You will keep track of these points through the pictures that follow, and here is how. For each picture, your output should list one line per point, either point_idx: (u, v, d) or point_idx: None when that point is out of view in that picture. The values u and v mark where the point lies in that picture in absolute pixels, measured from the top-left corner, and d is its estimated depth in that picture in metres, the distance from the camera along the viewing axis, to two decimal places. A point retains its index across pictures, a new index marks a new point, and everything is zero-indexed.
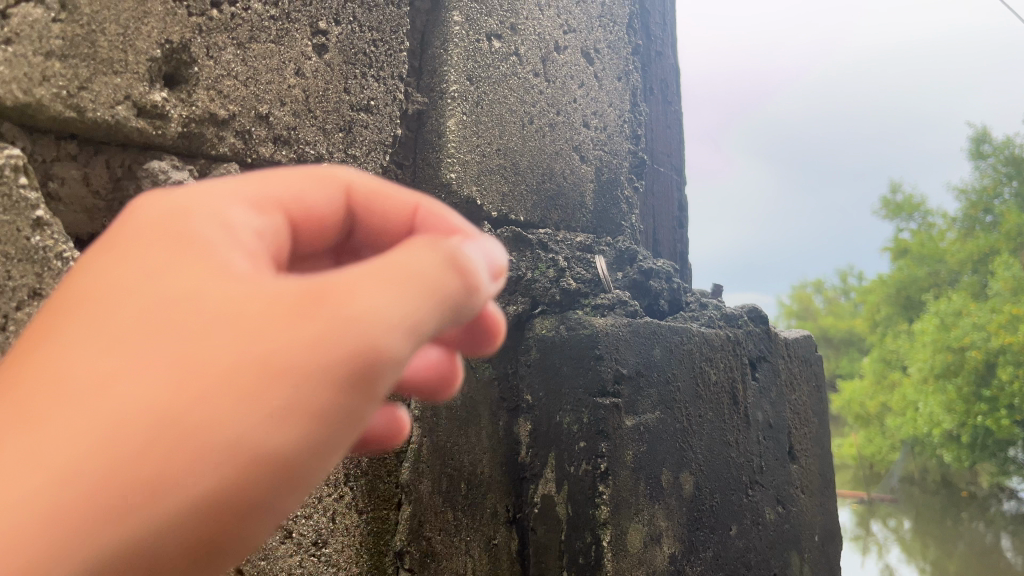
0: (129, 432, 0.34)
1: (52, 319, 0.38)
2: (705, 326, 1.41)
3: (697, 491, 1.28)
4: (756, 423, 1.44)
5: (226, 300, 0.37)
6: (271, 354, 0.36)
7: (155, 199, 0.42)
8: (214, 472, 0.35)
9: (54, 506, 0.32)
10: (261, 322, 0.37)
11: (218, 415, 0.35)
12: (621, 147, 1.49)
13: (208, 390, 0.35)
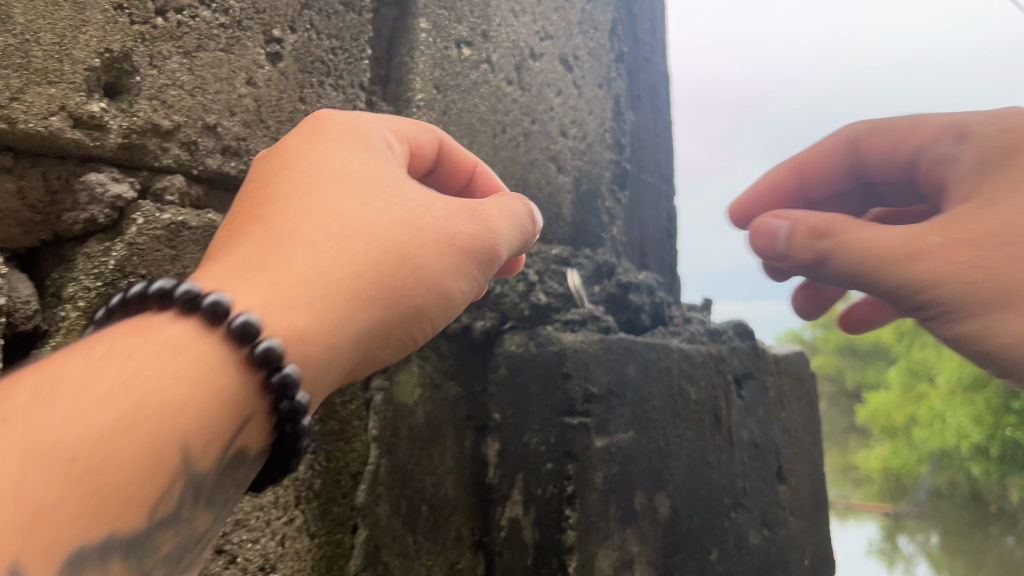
0: (377, 256, 0.68)
1: (290, 196, 0.71)
2: (685, 342, 1.36)
3: (674, 515, 1.24)
4: (740, 443, 1.39)
5: (416, 206, 0.75)
6: (405, 248, 0.71)
7: (353, 138, 0.81)
8: (395, 300, 0.70)
9: (320, 297, 0.63)
10: (437, 211, 0.76)
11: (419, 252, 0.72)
12: (601, 157, 1.45)
13: (397, 258, 0.70)
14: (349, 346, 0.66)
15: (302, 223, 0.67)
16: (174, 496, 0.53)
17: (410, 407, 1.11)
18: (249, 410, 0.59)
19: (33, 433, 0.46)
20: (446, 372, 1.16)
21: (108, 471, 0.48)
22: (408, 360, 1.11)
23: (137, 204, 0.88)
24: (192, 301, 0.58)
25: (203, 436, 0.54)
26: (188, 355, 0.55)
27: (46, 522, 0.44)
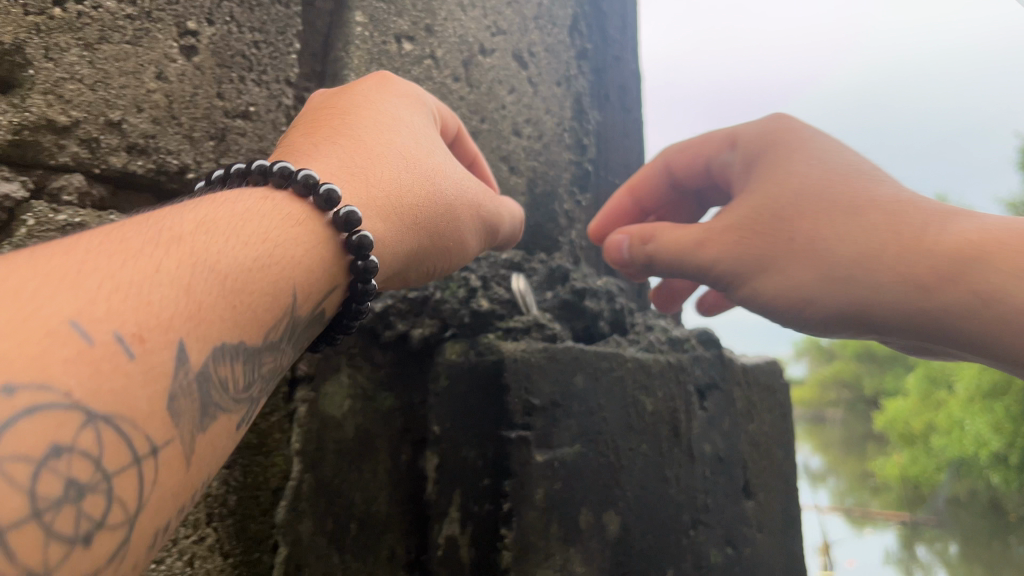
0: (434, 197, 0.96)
1: (390, 134, 0.94)
2: (641, 351, 1.30)
3: (624, 533, 1.17)
4: (702, 457, 1.33)
5: (456, 174, 1.03)
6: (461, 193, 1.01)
7: (414, 101, 1.03)
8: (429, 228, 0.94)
9: (391, 216, 0.87)
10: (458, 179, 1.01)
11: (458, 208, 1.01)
12: (559, 158, 1.40)
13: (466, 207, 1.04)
14: (408, 252, 0.92)
15: (391, 162, 0.91)
16: (277, 331, 0.68)
17: (339, 420, 1.06)
18: (330, 284, 0.77)
19: (197, 252, 0.61)
20: (379, 383, 1.11)
21: (248, 293, 0.64)
22: (337, 369, 1.06)
23: (28, 205, 0.83)
24: (309, 184, 0.76)
25: (305, 289, 0.72)
26: (289, 228, 0.72)
27: (207, 316, 0.59)
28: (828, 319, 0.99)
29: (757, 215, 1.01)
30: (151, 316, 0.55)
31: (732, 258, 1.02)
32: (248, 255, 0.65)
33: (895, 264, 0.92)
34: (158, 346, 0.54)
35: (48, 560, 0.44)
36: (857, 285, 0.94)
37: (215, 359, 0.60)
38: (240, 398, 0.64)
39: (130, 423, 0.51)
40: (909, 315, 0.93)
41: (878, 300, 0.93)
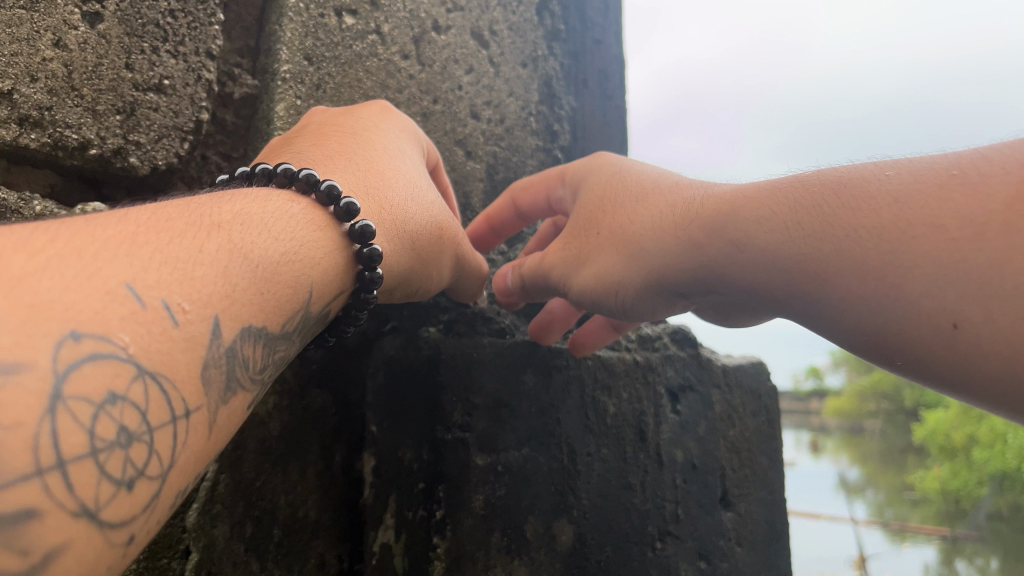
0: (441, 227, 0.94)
1: (397, 150, 0.93)
2: (605, 350, 1.22)
3: (580, 544, 1.08)
4: (672, 464, 1.23)
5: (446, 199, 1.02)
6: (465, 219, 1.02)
7: (415, 136, 1.00)
8: (446, 241, 0.95)
9: (402, 229, 0.86)
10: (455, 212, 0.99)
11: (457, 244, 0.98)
12: (522, 143, 1.32)
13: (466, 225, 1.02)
14: (400, 281, 0.89)
15: (398, 178, 0.89)
16: (293, 320, 0.68)
17: (263, 417, 0.96)
18: (333, 292, 0.76)
19: (235, 240, 0.61)
20: (310, 379, 1.02)
21: (274, 285, 0.64)
22: None
23: None
24: (331, 195, 0.76)
25: (319, 289, 0.72)
26: (304, 238, 0.71)
27: (239, 301, 0.59)
28: (641, 302, 0.96)
29: (574, 222, 1.02)
30: (196, 292, 0.55)
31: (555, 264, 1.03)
32: (277, 249, 0.66)
33: (671, 230, 0.90)
34: (196, 317, 0.54)
35: (99, 496, 0.44)
36: (647, 258, 0.92)
37: (241, 343, 0.59)
38: (257, 374, 0.62)
39: (171, 382, 0.51)
40: (698, 275, 0.89)
41: (663, 268, 0.91)
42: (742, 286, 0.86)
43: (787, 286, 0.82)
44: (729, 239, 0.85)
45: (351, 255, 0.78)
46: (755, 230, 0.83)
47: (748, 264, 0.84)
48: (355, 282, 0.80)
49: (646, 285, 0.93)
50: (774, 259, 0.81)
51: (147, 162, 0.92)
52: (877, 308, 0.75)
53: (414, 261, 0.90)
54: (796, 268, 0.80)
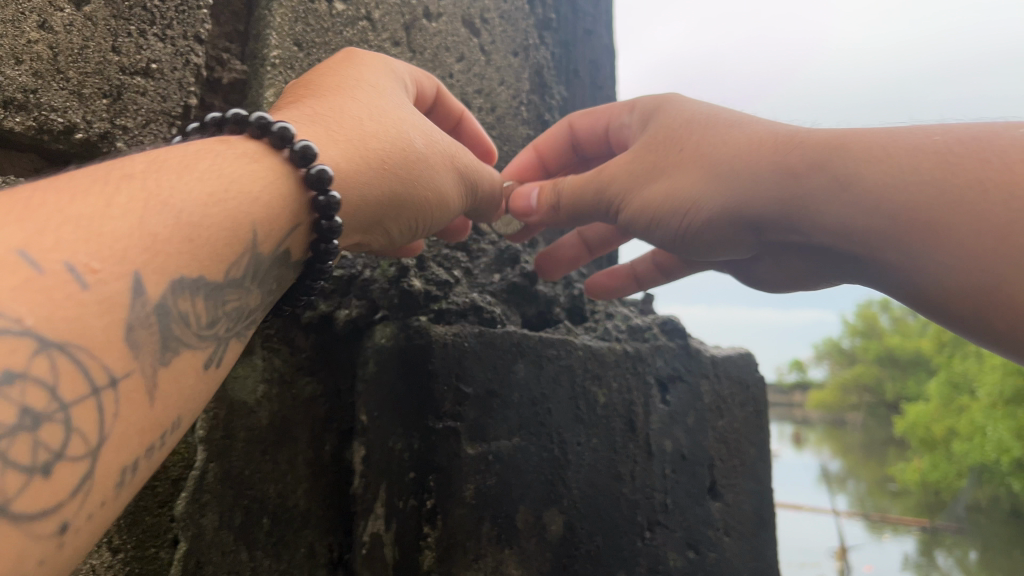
0: (413, 161, 0.86)
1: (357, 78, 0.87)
2: (594, 339, 1.22)
3: (569, 533, 1.08)
4: (662, 454, 1.24)
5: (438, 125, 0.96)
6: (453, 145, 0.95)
7: (393, 71, 0.94)
8: (421, 169, 0.87)
9: (359, 155, 0.79)
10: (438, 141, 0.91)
11: (440, 182, 0.91)
12: (514, 132, 1.31)
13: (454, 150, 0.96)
14: (368, 225, 0.84)
15: (352, 108, 0.83)
16: (238, 267, 0.65)
17: (251, 405, 0.96)
18: (283, 226, 0.71)
19: (154, 190, 0.59)
20: (298, 367, 1.02)
21: (205, 229, 0.60)
22: (250, 352, 0.96)
23: None
24: (262, 125, 0.72)
25: (264, 225, 0.68)
26: (230, 168, 0.67)
27: (163, 249, 0.56)
28: (708, 229, 0.96)
29: (644, 143, 1.00)
30: (106, 247, 0.52)
31: (622, 178, 1.00)
32: (203, 190, 0.62)
33: (769, 158, 0.90)
34: (112, 275, 0.52)
35: (9, 489, 0.42)
36: (735, 185, 0.91)
37: (171, 291, 0.57)
38: (205, 330, 0.61)
39: (86, 351, 0.49)
40: (784, 214, 0.90)
41: (747, 196, 0.91)
42: (831, 226, 0.87)
43: (873, 228, 0.83)
44: (831, 177, 0.86)
45: (301, 188, 0.73)
46: (865, 170, 0.84)
47: (845, 204, 0.85)
48: (311, 217, 0.75)
49: (722, 212, 0.93)
50: (880, 204, 0.82)
51: (135, 147, 0.90)
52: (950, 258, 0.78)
53: (385, 187, 0.82)
54: (895, 210, 0.81)
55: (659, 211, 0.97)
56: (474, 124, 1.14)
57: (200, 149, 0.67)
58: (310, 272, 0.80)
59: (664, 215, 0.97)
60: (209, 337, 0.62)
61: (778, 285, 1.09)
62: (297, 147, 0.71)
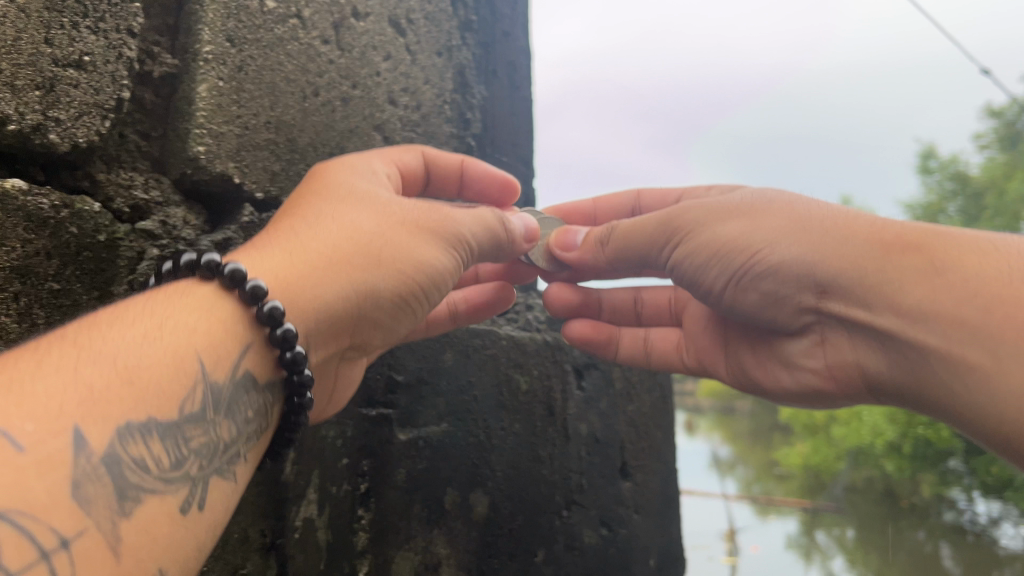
0: (371, 245, 0.85)
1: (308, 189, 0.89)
2: (516, 329, 1.28)
3: (493, 513, 1.14)
4: (578, 437, 1.31)
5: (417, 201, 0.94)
6: (419, 217, 0.92)
7: (355, 165, 0.95)
8: (373, 259, 0.85)
9: (305, 262, 0.80)
10: (402, 217, 0.90)
11: (416, 253, 0.89)
12: (438, 130, 1.36)
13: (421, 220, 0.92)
14: (335, 324, 0.85)
15: (298, 220, 0.85)
16: (196, 402, 0.68)
17: None
18: (233, 349, 0.73)
19: (86, 345, 0.62)
20: None
21: (145, 370, 0.64)
22: None
23: None
24: (192, 264, 0.76)
25: (211, 357, 0.71)
26: (163, 307, 0.70)
27: (102, 398, 0.59)
28: (772, 279, 1.00)
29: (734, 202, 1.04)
30: (40, 409, 0.56)
31: (697, 212, 1.05)
32: (141, 337, 0.66)
33: (868, 233, 0.94)
34: (47, 434, 0.55)
35: None
36: (820, 241, 0.96)
37: (117, 439, 0.59)
38: (172, 469, 0.64)
39: (30, 517, 0.51)
40: (862, 289, 0.94)
41: (834, 258, 0.95)
42: (903, 306, 0.90)
43: (935, 309, 0.88)
44: (926, 260, 0.90)
45: (248, 314, 0.76)
46: (965, 261, 0.88)
47: (932, 287, 0.89)
48: (267, 333, 0.76)
49: (797, 266, 0.97)
50: (958, 292, 0.87)
51: (67, 139, 0.90)
52: (1002, 364, 0.82)
53: (340, 287, 0.83)
54: (964, 301, 0.86)
55: (728, 247, 1.02)
56: (479, 165, 1.16)
57: (142, 302, 0.70)
58: (290, 389, 0.81)
59: (731, 254, 1.01)
60: (180, 476, 0.65)
61: (801, 382, 1.10)
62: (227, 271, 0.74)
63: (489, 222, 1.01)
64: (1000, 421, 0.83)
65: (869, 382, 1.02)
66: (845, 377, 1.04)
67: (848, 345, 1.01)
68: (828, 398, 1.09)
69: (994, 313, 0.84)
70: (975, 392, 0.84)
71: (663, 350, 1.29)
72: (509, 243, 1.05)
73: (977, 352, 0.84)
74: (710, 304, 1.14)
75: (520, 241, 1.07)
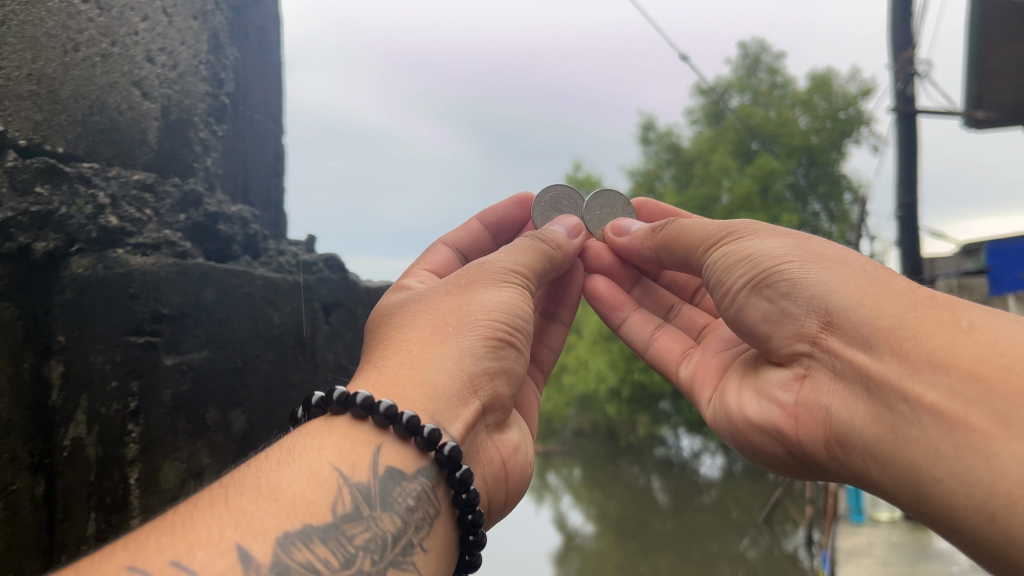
0: (445, 312, 1.18)
1: (379, 338, 1.18)
2: (269, 271, 1.45)
3: (249, 429, 1.33)
4: (324, 365, 1.53)
5: (456, 287, 1.25)
6: (454, 302, 1.21)
7: (388, 312, 1.26)
8: (438, 348, 1.10)
9: (397, 370, 1.05)
10: (454, 284, 1.25)
11: (485, 302, 1.22)
12: (195, 88, 1.47)
13: (454, 296, 1.22)
14: (444, 396, 1.04)
15: (384, 352, 1.10)
16: (346, 502, 0.80)
17: None
18: (369, 455, 0.86)
19: (242, 482, 0.77)
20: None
21: (291, 487, 0.77)
22: None
23: None
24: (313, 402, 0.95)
25: (348, 464, 0.84)
26: (315, 437, 0.87)
27: (259, 518, 0.72)
28: (790, 297, 1.08)
29: (765, 233, 1.19)
30: (205, 539, 0.68)
31: (722, 228, 1.28)
32: (296, 471, 0.80)
33: (900, 286, 0.99)
34: (214, 554, 0.66)
35: None
36: (853, 279, 1.03)
37: (280, 549, 0.70)
38: (344, 567, 0.74)
39: None
40: (870, 329, 0.96)
41: (854, 292, 1.01)
42: (914, 353, 0.90)
43: (949, 363, 0.87)
44: (955, 319, 0.91)
45: (370, 425, 0.90)
46: (994, 324, 0.88)
47: (956, 340, 0.88)
48: (396, 433, 0.90)
49: (818, 285, 1.05)
50: (975, 352, 0.86)
51: None
52: (1011, 429, 0.79)
53: (420, 372, 1.05)
54: (984, 361, 0.85)
55: (755, 261, 1.15)
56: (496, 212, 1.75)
57: (298, 439, 0.86)
58: (439, 467, 0.91)
59: (764, 261, 1.14)
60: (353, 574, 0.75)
61: (765, 411, 1.14)
62: (334, 394, 0.91)
63: (524, 246, 1.44)
64: (971, 490, 0.81)
65: (831, 435, 1.01)
66: (801, 416, 1.06)
67: (828, 387, 1.03)
68: (817, 450, 1.05)
69: (1020, 379, 0.82)
70: (967, 454, 0.82)
71: (666, 352, 1.54)
72: (558, 260, 1.54)
73: (984, 413, 0.82)
74: (733, 329, 1.28)
75: (563, 240, 1.58)
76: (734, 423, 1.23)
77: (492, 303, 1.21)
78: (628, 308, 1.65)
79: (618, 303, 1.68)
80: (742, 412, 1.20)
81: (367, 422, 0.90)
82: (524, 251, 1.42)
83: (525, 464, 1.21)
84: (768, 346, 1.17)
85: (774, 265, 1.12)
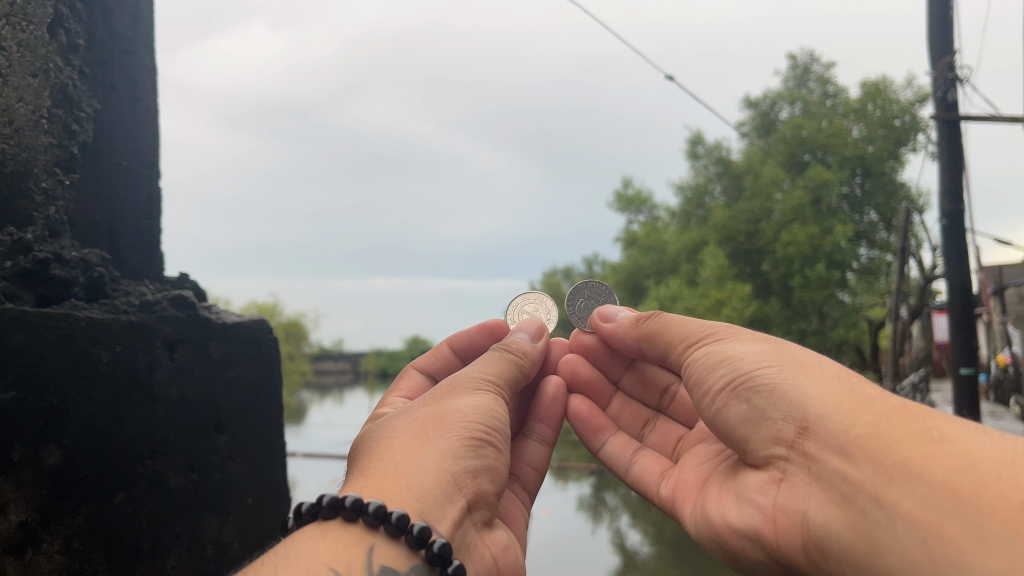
0: (425, 416, 1.39)
1: (371, 441, 1.36)
2: (101, 312, 1.54)
3: (66, 463, 1.39)
4: (165, 401, 1.62)
5: (448, 402, 1.45)
6: (430, 407, 1.43)
7: (381, 421, 1.46)
8: (429, 443, 1.33)
9: (396, 468, 1.27)
10: (435, 394, 1.48)
11: (459, 407, 1.44)
12: (36, 141, 1.51)
13: (430, 404, 1.45)
14: (436, 491, 1.25)
15: (386, 450, 1.31)
16: None
17: None
18: (363, 555, 1.11)
19: None
20: None
21: None
22: None
23: None
24: (332, 504, 1.16)
25: (344, 566, 1.09)
26: (310, 538, 1.13)
27: None
28: (765, 398, 1.36)
29: (749, 339, 1.47)
30: None
31: (726, 331, 1.53)
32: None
33: (860, 406, 1.23)
34: None
35: None
36: (801, 396, 1.31)
37: None
38: None
39: None
40: (847, 437, 1.21)
41: (829, 400, 1.27)
42: (889, 464, 1.15)
43: (921, 473, 1.11)
44: (927, 430, 1.15)
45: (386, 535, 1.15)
46: (960, 436, 1.13)
47: (934, 451, 1.12)
48: (386, 530, 1.15)
49: (795, 389, 1.32)
50: (948, 464, 1.10)
51: None
52: (982, 542, 1.03)
53: (427, 472, 1.27)
54: (957, 474, 1.09)
55: (736, 365, 1.43)
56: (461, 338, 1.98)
57: (294, 547, 1.11)
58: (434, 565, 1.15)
59: (741, 367, 1.42)
60: None
61: (746, 515, 1.38)
62: (325, 500, 1.17)
63: (496, 359, 1.69)
64: None
65: (811, 541, 1.25)
66: (781, 522, 1.31)
67: (804, 498, 1.27)
68: (782, 556, 1.32)
69: (982, 496, 1.05)
70: (950, 564, 1.05)
71: (644, 471, 1.79)
72: (524, 366, 1.78)
73: (959, 524, 1.06)
74: (716, 425, 1.50)
75: (527, 346, 1.84)
76: (717, 531, 1.46)
77: (465, 405, 1.45)
78: (608, 431, 1.93)
79: (600, 426, 1.95)
80: (724, 519, 1.44)
81: (359, 524, 1.15)
82: (495, 362, 1.66)
83: (515, 562, 1.40)
84: (744, 447, 1.44)
85: (753, 369, 1.40)
